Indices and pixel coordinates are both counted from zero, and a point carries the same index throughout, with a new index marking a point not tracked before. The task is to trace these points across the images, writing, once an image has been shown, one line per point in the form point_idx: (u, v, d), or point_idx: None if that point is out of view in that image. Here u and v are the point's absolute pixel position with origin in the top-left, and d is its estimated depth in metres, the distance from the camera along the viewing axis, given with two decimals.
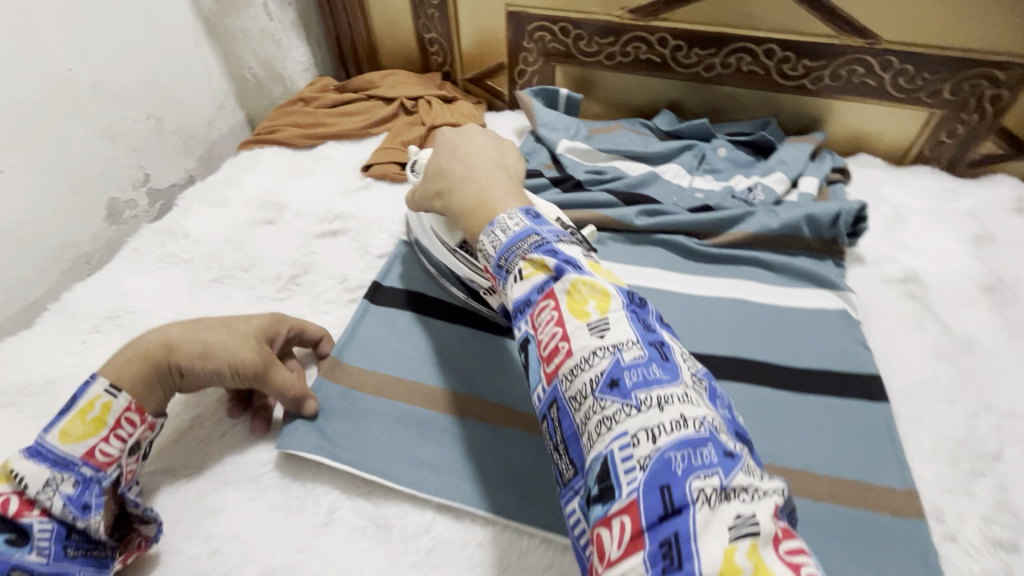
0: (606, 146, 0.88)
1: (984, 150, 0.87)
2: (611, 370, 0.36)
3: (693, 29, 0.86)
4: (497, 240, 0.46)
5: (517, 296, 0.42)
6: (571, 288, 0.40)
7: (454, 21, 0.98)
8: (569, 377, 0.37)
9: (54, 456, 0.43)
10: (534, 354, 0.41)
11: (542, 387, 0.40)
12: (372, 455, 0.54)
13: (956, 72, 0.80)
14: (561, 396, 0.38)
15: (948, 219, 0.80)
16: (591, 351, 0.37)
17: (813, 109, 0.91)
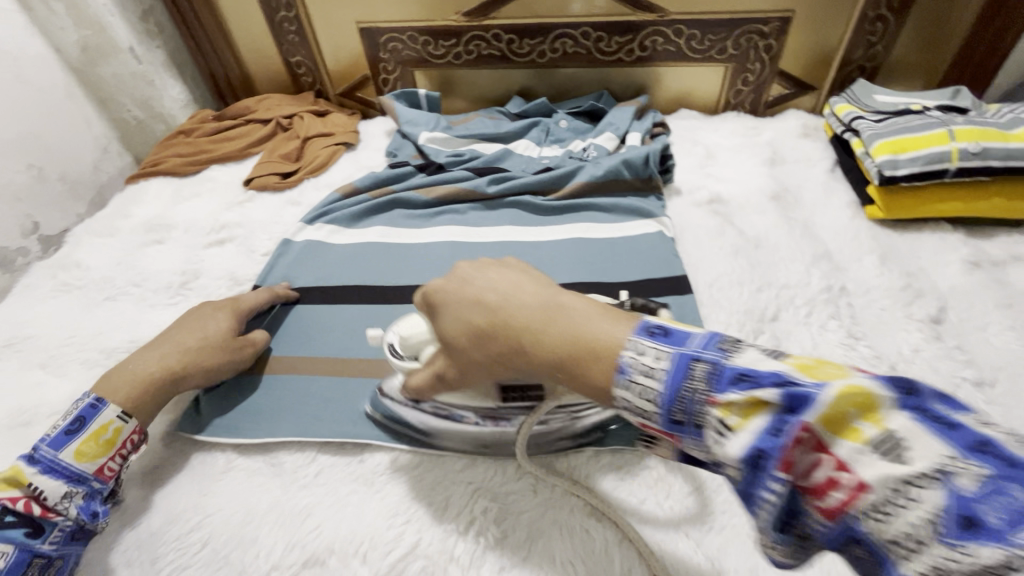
0: (465, 132, 1.00)
1: (775, 92, 1.05)
2: (953, 508, 0.23)
3: (519, 23, 1.00)
4: (648, 390, 0.33)
5: (737, 451, 0.29)
6: (826, 416, 0.27)
7: (313, 43, 1.08)
8: (872, 515, 0.25)
9: (70, 472, 0.51)
10: (802, 503, 0.28)
11: (817, 525, 0.28)
12: (261, 417, 0.62)
13: (733, 31, 0.97)
14: (868, 538, 0.26)
15: (749, 149, 0.96)
16: (899, 480, 0.25)
17: (636, 79, 1.06)
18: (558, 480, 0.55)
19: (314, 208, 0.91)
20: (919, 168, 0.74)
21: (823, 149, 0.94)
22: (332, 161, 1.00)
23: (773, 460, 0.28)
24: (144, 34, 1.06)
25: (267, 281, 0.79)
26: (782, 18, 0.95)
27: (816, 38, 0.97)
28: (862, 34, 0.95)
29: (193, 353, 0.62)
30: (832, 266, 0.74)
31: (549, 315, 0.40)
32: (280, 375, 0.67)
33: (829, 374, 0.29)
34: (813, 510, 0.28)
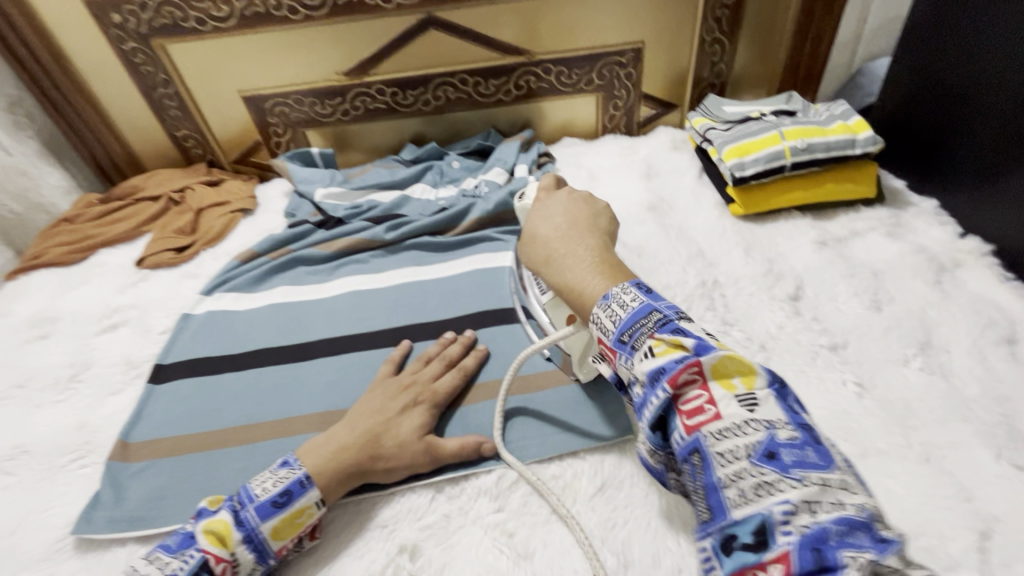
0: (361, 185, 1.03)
1: (644, 113, 1.15)
2: (767, 444, 0.39)
3: (399, 76, 1.05)
4: (615, 315, 0.50)
5: (650, 367, 0.45)
6: (717, 367, 0.43)
7: (198, 116, 1.08)
8: (716, 435, 0.41)
9: (261, 547, 0.50)
10: (673, 415, 0.44)
11: (678, 436, 0.43)
12: (166, 502, 0.60)
13: (595, 64, 1.07)
14: (704, 447, 0.41)
15: (627, 167, 1.05)
16: (744, 421, 0.41)
17: (518, 115, 1.13)
18: (471, 506, 0.57)
19: (213, 278, 0.90)
20: (762, 166, 0.84)
21: (690, 158, 1.04)
22: (229, 229, 1.00)
23: (668, 377, 0.43)
24: (12, 125, 1.01)
25: (167, 359, 0.77)
26: (635, 49, 1.06)
27: (669, 63, 1.09)
28: (706, 56, 1.08)
29: (366, 454, 0.56)
30: (706, 263, 0.82)
31: (572, 251, 0.59)
32: (183, 454, 0.65)
33: (733, 350, 0.45)
34: (679, 426, 0.43)
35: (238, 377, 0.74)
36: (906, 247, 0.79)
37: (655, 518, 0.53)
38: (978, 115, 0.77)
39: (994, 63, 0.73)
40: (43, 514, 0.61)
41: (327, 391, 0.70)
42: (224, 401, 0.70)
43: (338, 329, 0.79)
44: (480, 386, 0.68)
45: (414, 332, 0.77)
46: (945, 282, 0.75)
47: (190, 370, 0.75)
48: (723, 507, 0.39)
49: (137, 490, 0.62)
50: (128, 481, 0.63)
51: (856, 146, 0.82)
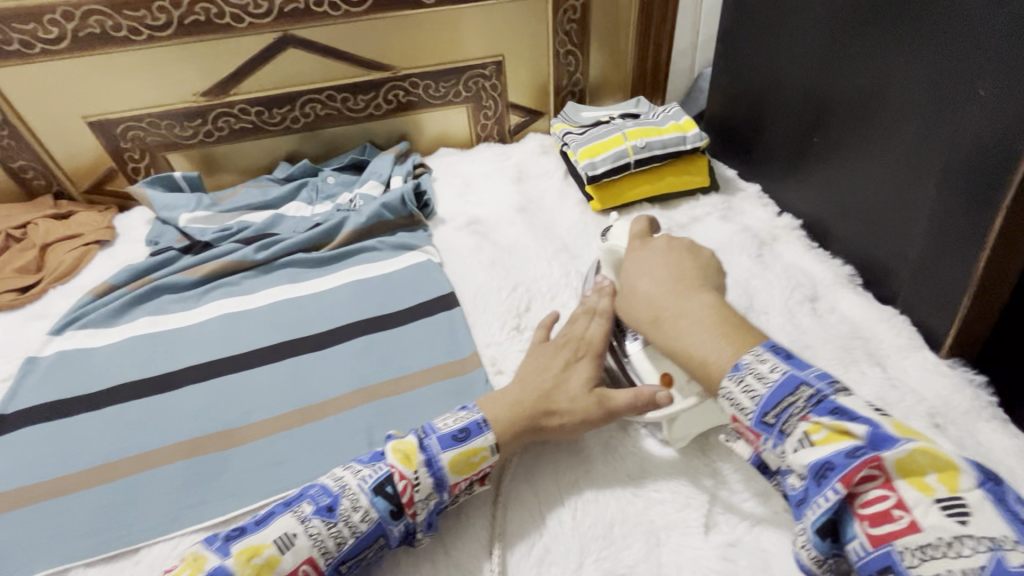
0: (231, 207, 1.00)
1: (514, 121, 1.22)
2: (996, 571, 0.32)
3: (262, 95, 1.04)
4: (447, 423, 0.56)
5: (811, 459, 0.40)
6: (901, 463, 0.37)
7: (36, 144, 1.00)
8: (914, 552, 0.35)
9: (439, 476, 0.52)
10: (850, 517, 0.39)
11: (858, 545, 0.38)
12: (7, 559, 0.56)
13: (460, 77, 1.12)
14: (897, 565, 0.36)
15: (500, 173, 1.11)
16: (953, 535, 0.34)
17: (392, 128, 1.16)
18: None
19: (64, 316, 0.84)
20: (610, 165, 0.92)
21: (557, 162, 1.12)
22: (82, 263, 0.93)
23: (841, 476, 0.38)
24: None
25: (8, 408, 0.70)
26: (496, 62, 1.12)
27: (530, 74, 1.17)
28: (562, 67, 1.17)
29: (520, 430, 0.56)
30: (569, 256, 0.89)
31: (686, 312, 0.54)
32: (27, 506, 0.60)
33: (923, 440, 0.39)
34: (861, 534, 0.38)
35: (93, 418, 0.69)
36: (735, 227, 0.91)
37: (518, 491, 0.59)
38: (780, 110, 0.91)
39: (783, 68, 0.88)
40: None
41: (194, 418, 0.68)
42: (76, 444, 0.66)
43: (206, 355, 0.76)
44: (355, 393, 0.70)
45: (288, 349, 0.76)
46: (765, 254, 0.87)
47: (36, 416, 0.70)
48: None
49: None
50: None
51: (686, 142, 0.94)
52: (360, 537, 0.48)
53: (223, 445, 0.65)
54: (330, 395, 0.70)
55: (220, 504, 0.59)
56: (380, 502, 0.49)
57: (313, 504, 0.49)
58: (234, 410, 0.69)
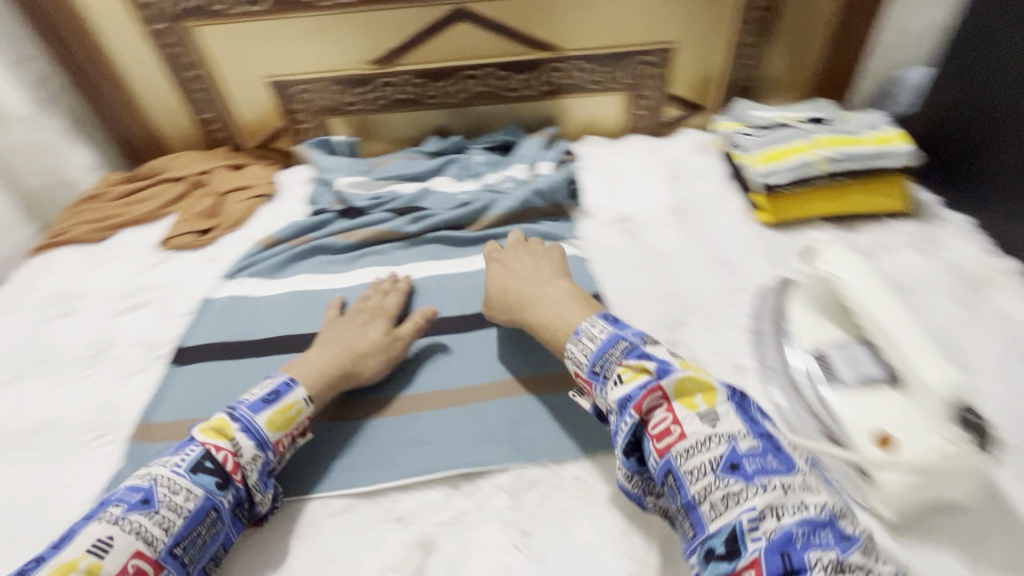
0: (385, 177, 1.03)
1: (670, 115, 1.14)
2: (730, 456, 0.46)
3: (425, 68, 1.04)
4: (586, 348, 0.58)
5: (619, 395, 0.52)
6: (677, 385, 0.51)
7: (224, 99, 1.08)
8: (684, 454, 0.47)
9: (261, 437, 0.55)
10: (646, 440, 0.50)
11: (653, 460, 0.49)
12: None
13: (623, 63, 1.05)
14: (675, 469, 0.47)
15: (652, 169, 1.04)
16: (707, 436, 0.48)
17: (543, 111, 1.12)
18: (487, 503, 0.57)
19: (235, 263, 0.90)
20: (791, 175, 0.82)
21: (716, 163, 1.03)
22: (251, 214, 1.00)
23: (633, 404, 0.50)
24: (43, 102, 1.03)
25: (188, 341, 0.77)
26: (665, 49, 1.04)
27: (699, 65, 1.07)
28: (736, 59, 1.06)
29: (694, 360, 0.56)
30: (729, 270, 0.81)
31: (545, 293, 0.67)
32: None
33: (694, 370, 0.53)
34: (652, 451, 0.49)
35: (256, 363, 0.74)
36: (937, 263, 0.77)
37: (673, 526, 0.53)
38: (1017, 129, 0.76)
39: None
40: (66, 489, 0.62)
41: None
42: (243, 386, 0.71)
43: (357, 320, 0.79)
44: (498, 384, 0.68)
45: (432, 327, 0.76)
46: (975, 300, 0.73)
47: (210, 354, 0.76)
48: (702, 523, 0.45)
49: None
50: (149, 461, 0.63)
51: (888, 158, 0.81)
52: (187, 516, 0.49)
53: (371, 413, 0.66)
54: (473, 382, 0.69)
55: (367, 473, 0.60)
56: (203, 479, 0.50)
57: (123, 504, 0.48)
58: (382, 380, 0.70)
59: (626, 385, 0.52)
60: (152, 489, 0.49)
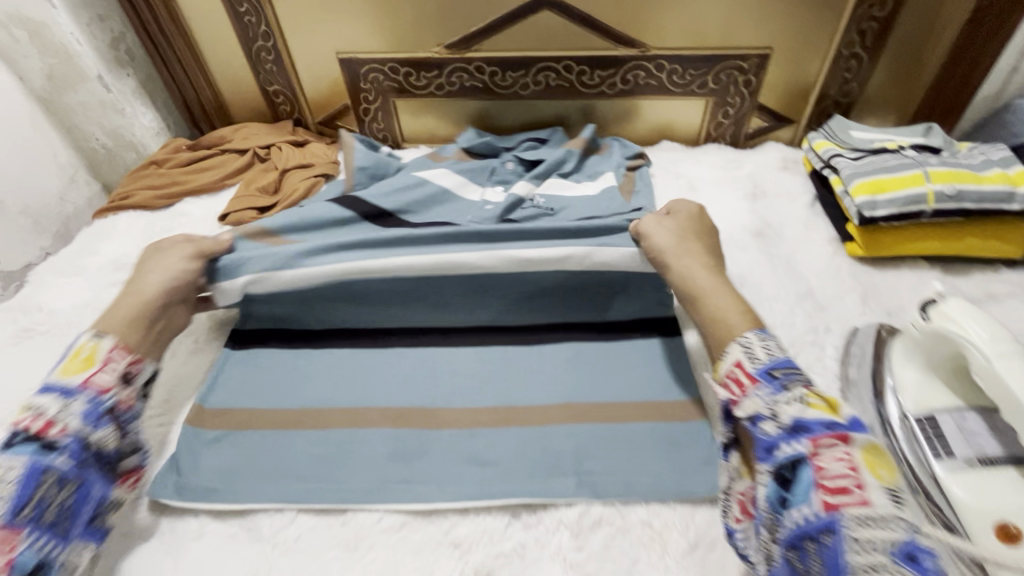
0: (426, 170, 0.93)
1: (754, 125, 1.07)
2: (911, 546, 0.38)
3: (501, 56, 0.99)
4: (769, 351, 0.50)
5: (793, 414, 0.45)
6: (868, 444, 0.43)
7: (292, 72, 1.06)
8: (858, 520, 0.39)
9: (58, 387, 0.52)
10: (806, 474, 0.43)
11: (810, 509, 0.41)
12: (232, 480, 0.59)
13: (713, 67, 0.98)
14: (840, 530, 0.39)
15: (731, 182, 0.97)
16: (890, 512, 0.40)
17: (618, 110, 1.06)
18: (548, 538, 0.54)
19: None
20: (896, 209, 0.75)
21: (802, 183, 0.96)
22: (311, 194, 0.98)
23: (810, 437, 0.44)
24: (114, 62, 1.01)
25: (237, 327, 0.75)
26: (761, 55, 0.96)
27: (794, 74, 0.99)
28: (837, 71, 0.98)
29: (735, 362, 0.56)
30: (815, 305, 0.75)
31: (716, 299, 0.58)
32: (255, 429, 0.64)
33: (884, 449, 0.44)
34: (817, 498, 0.41)
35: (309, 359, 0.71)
36: None
37: None
38: None
39: None
40: None
41: (401, 386, 0.67)
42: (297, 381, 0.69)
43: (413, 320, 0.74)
44: (561, 407, 0.64)
45: (493, 336, 0.73)
46: None
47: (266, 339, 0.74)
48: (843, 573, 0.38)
49: (210, 459, 0.61)
50: (204, 447, 0.62)
51: (1013, 200, 0.73)
52: (16, 482, 0.47)
53: (427, 422, 0.64)
54: (534, 402, 0.65)
55: (422, 490, 0.57)
56: (19, 450, 0.48)
57: None
58: (440, 388, 0.67)
59: (808, 411, 0.45)
60: (13, 429, 0.50)
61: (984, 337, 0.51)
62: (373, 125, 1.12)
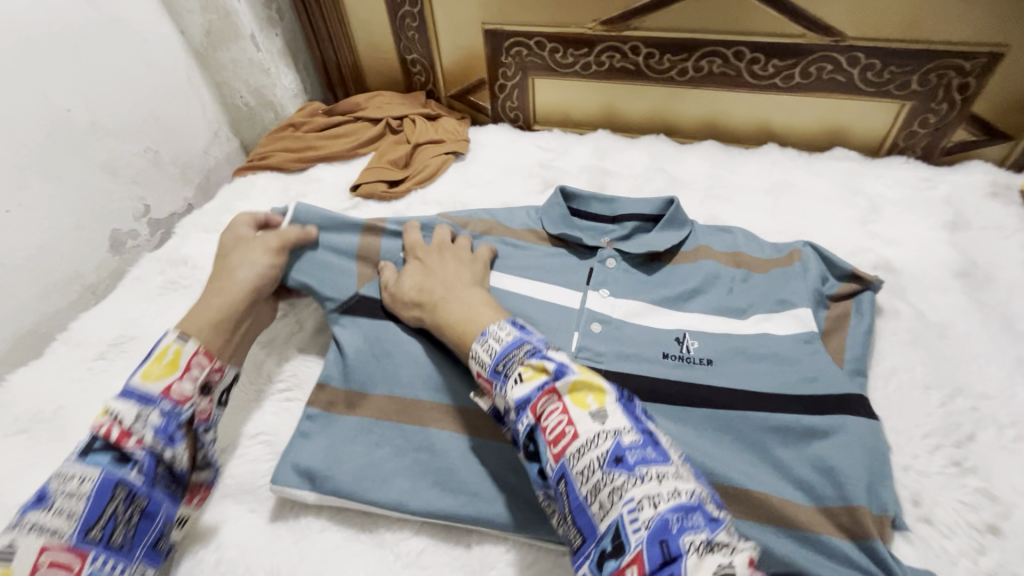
0: (538, 232, 0.81)
1: (958, 138, 0.89)
2: (614, 450, 0.41)
3: (663, 37, 0.88)
4: (491, 350, 0.50)
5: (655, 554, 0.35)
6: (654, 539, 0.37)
7: (433, 42, 1.01)
8: (600, 511, 0.39)
9: (139, 395, 0.51)
10: (541, 440, 0.44)
11: (548, 465, 0.43)
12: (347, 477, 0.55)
13: (924, 63, 0.81)
14: (568, 473, 0.41)
15: (922, 207, 0.82)
16: (596, 436, 0.41)
17: (788, 106, 0.92)
18: None
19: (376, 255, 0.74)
20: None
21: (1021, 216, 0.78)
22: (440, 171, 0.94)
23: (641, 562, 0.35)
24: (266, 20, 1.02)
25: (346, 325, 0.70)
26: (991, 53, 0.79)
27: None
28: None
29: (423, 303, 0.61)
30: None
31: (460, 298, 0.59)
32: (361, 416, 0.59)
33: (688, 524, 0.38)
34: (548, 457, 0.42)
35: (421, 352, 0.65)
36: None
37: None
38: None
39: None
40: (251, 438, 0.62)
41: None
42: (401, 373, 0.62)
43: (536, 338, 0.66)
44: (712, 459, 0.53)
45: None
46: None
47: None
48: (592, 527, 0.40)
49: (312, 449, 0.58)
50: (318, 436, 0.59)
51: None
52: (89, 497, 0.45)
53: None
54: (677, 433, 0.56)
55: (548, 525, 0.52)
56: (95, 461, 0.47)
57: (20, 509, 0.44)
58: None
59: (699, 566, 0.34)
60: (92, 433, 0.48)
61: None
62: (507, 103, 1.06)
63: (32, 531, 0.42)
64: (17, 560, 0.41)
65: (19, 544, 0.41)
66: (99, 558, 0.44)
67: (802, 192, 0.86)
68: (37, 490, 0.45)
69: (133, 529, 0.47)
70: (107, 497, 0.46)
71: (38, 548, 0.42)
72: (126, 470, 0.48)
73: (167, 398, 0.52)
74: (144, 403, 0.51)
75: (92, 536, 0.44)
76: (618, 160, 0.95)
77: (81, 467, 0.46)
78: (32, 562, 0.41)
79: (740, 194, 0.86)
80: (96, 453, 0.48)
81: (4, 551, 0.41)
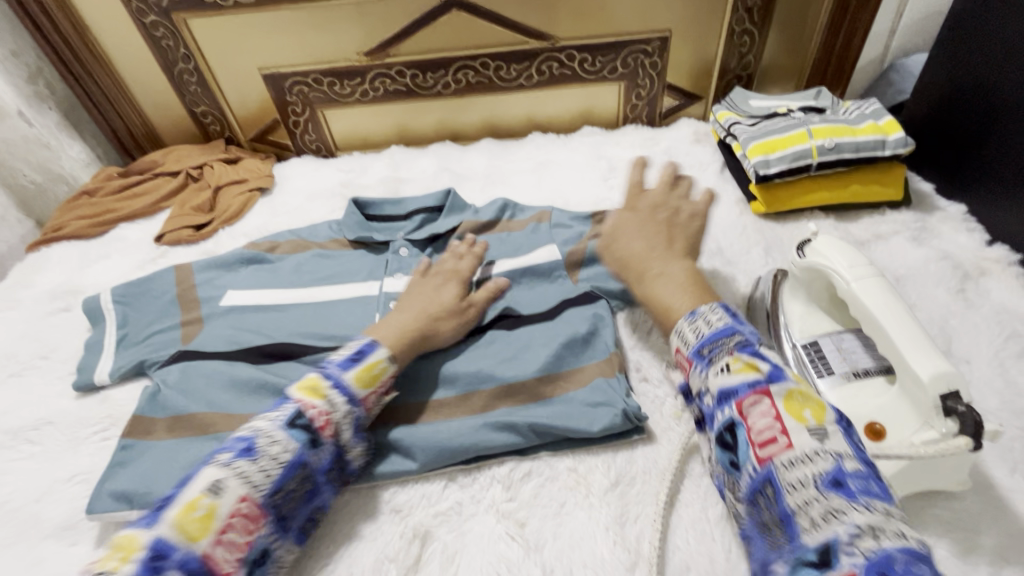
0: (340, 239, 0.90)
1: (667, 104, 1.13)
2: (835, 471, 0.38)
3: (419, 59, 1.03)
4: (699, 330, 0.50)
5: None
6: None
7: (217, 93, 1.08)
8: (812, 526, 0.36)
9: (350, 394, 0.57)
10: (740, 434, 0.42)
11: (748, 468, 0.41)
12: (162, 485, 0.59)
13: (620, 51, 1.04)
14: (777, 479, 0.39)
15: (647, 159, 1.03)
16: (812, 450, 0.39)
17: (538, 100, 1.11)
18: (483, 495, 0.58)
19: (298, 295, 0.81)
20: (787, 165, 0.82)
21: (712, 153, 1.02)
22: (245, 208, 1.00)
23: None
24: (34, 96, 1.01)
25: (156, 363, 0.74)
26: (661, 37, 1.03)
27: (695, 52, 1.06)
28: (733, 46, 1.05)
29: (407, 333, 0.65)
30: (725, 261, 0.81)
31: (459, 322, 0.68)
32: (178, 435, 0.64)
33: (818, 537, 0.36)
34: (750, 457, 0.41)
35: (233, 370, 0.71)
36: (931, 253, 0.77)
37: (667, 517, 0.55)
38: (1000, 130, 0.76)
39: (1008, 68, 0.73)
40: (67, 483, 0.64)
41: None
42: (211, 391, 0.68)
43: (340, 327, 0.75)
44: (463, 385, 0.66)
45: None
46: (969, 290, 0.72)
47: (193, 356, 0.73)
48: (792, 540, 0.37)
49: (127, 474, 0.61)
50: (133, 462, 0.63)
51: (885, 147, 0.81)
52: (283, 467, 0.51)
53: None
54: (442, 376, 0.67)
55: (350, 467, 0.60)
56: (296, 435, 0.52)
57: (230, 452, 0.50)
58: None
59: None
60: (299, 408, 0.54)
61: (846, 265, 0.57)
62: (306, 136, 1.15)
63: (237, 477, 0.48)
64: (222, 499, 0.47)
65: (220, 491, 0.47)
66: (272, 526, 0.50)
67: (560, 166, 1.04)
68: (245, 441, 0.51)
69: (302, 501, 0.53)
70: (295, 472, 0.52)
71: (240, 496, 0.48)
72: (314, 455, 0.53)
73: (362, 403, 0.58)
74: (349, 402, 0.56)
75: (276, 501, 0.50)
76: (411, 168, 1.08)
77: (285, 436, 0.52)
78: (231, 508, 0.47)
79: (512, 176, 1.03)
80: (300, 427, 0.53)
81: (214, 487, 0.47)
